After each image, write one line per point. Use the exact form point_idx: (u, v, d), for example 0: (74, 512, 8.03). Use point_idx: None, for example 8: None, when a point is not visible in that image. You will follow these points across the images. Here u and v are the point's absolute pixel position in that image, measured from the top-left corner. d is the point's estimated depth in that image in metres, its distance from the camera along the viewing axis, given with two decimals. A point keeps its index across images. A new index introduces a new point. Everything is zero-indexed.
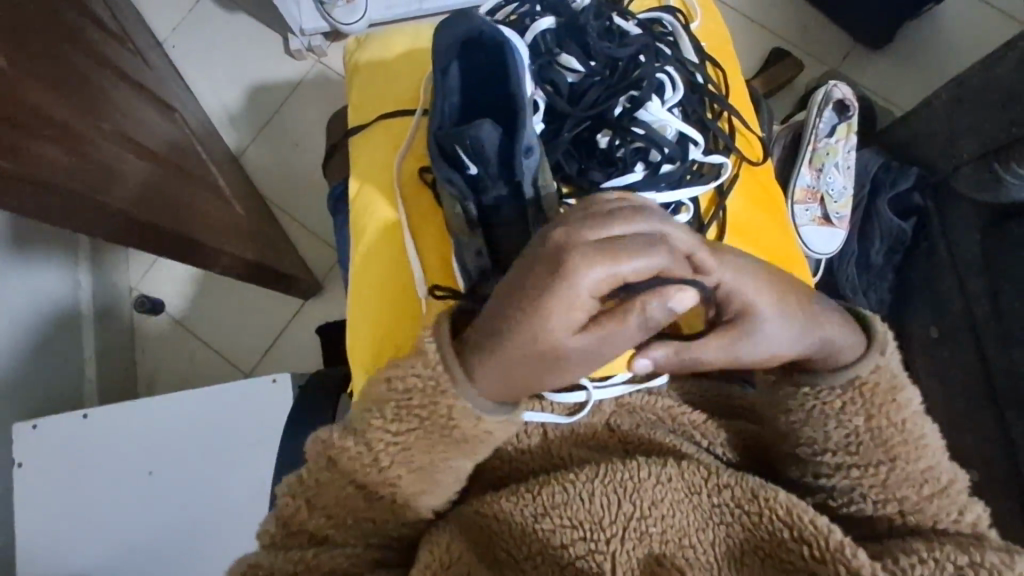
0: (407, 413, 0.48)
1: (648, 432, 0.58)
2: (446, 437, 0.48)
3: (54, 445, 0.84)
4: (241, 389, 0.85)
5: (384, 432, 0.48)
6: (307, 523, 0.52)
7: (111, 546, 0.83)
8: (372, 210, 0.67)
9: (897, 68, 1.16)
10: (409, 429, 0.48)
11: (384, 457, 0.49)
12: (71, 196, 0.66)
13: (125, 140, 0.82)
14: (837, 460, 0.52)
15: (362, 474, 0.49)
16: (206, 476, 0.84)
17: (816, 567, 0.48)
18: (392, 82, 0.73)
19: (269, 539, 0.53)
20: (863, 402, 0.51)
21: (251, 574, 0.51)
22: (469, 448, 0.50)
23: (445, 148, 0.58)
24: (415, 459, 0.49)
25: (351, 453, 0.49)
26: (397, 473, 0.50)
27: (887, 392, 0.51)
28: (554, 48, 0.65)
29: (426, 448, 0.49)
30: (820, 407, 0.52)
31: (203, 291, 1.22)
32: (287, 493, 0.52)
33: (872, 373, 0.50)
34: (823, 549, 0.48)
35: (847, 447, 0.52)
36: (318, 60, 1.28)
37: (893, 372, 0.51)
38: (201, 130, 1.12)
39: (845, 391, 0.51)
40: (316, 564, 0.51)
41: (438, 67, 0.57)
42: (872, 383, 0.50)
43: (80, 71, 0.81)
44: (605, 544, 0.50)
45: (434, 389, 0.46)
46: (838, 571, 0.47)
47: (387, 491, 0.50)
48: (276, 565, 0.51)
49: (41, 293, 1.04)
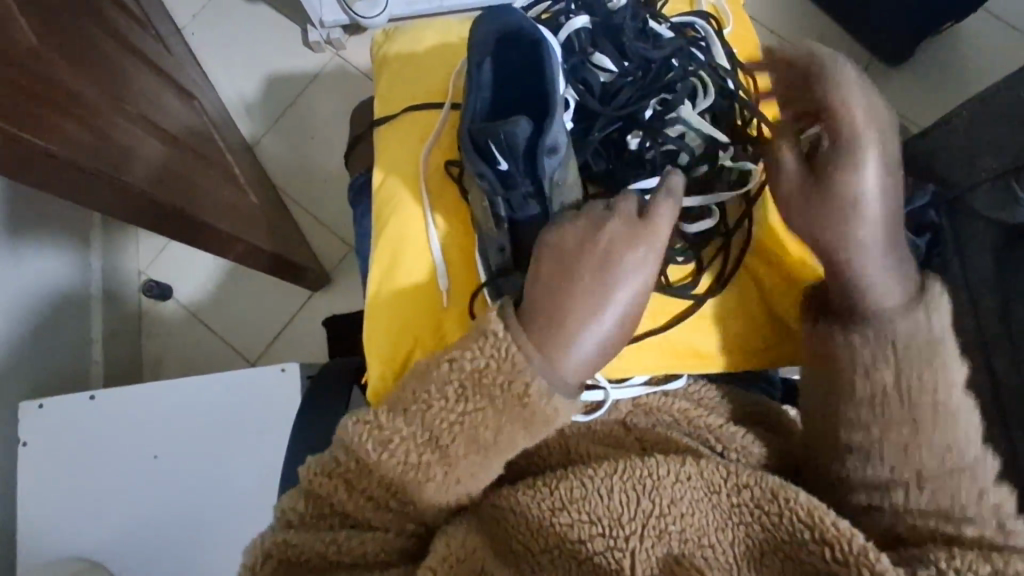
0: (475, 394, 0.52)
1: (664, 430, 0.59)
2: (518, 416, 0.52)
3: (60, 425, 0.84)
4: (251, 377, 0.85)
5: (448, 415, 0.52)
6: (345, 504, 0.54)
7: (114, 528, 0.83)
8: (396, 200, 0.67)
9: (915, 84, 1.16)
10: (477, 408, 0.52)
11: (445, 437, 0.52)
12: (93, 176, 0.66)
13: (146, 123, 0.82)
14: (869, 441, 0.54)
15: (417, 455, 0.52)
16: (213, 462, 0.84)
17: (836, 570, 0.48)
18: (422, 75, 0.73)
19: (297, 517, 0.54)
20: (898, 352, 0.53)
21: (276, 553, 0.52)
22: (534, 427, 0.53)
23: (477, 142, 0.57)
24: (478, 441, 0.52)
25: (405, 436, 0.52)
26: (456, 453, 0.52)
27: (928, 351, 0.53)
28: (588, 47, 0.65)
29: (494, 425, 0.52)
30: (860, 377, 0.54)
31: (212, 278, 1.22)
32: (320, 471, 0.54)
33: (913, 327, 0.53)
34: (844, 551, 0.48)
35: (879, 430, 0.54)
36: (337, 53, 1.28)
37: (937, 330, 0.54)
38: (217, 117, 1.12)
39: (881, 346, 0.54)
40: (347, 546, 0.52)
41: (472, 61, 0.57)
42: (914, 338, 0.53)
43: (104, 53, 0.80)
44: (625, 541, 0.50)
45: (512, 367, 0.51)
46: (860, 573, 0.47)
47: (442, 469, 0.52)
48: (305, 543, 0.52)
49: (51, 273, 1.04)
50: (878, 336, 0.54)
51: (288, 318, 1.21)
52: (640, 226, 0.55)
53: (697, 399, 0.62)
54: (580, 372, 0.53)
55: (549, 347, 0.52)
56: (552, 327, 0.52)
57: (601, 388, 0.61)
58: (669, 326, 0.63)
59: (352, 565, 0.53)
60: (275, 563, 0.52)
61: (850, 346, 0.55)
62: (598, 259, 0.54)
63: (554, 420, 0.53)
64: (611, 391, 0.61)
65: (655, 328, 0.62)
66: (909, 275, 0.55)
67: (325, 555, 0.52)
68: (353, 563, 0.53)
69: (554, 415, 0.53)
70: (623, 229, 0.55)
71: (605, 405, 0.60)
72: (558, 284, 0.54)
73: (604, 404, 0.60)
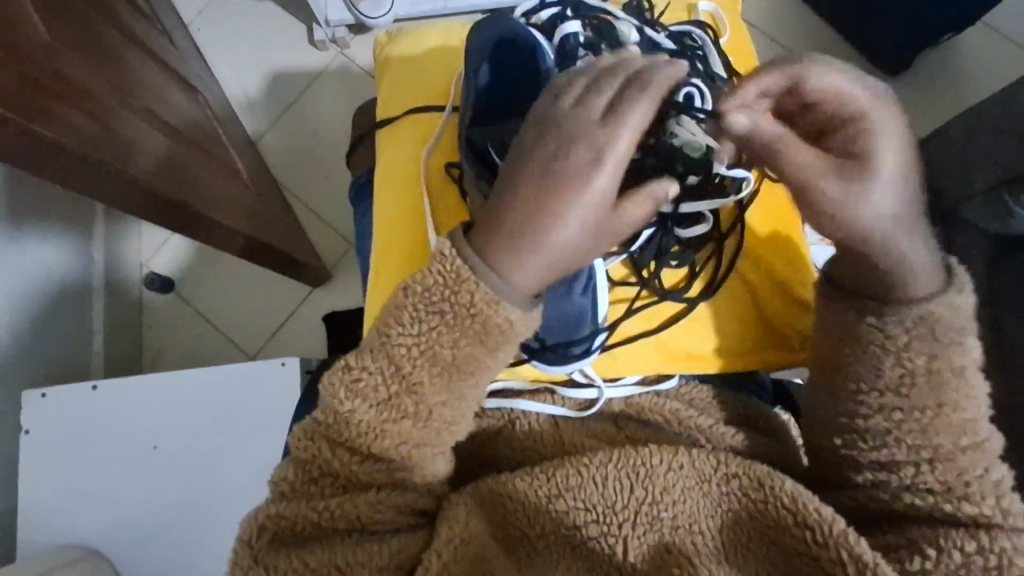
0: (428, 312, 0.50)
1: (655, 432, 0.60)
2: (471, 328, 0.50)
3: (60, 413, 0.85)
4: (251, 370, 0.87)
5: (403, 339, 0.51)
6: (333, 466, 0.53)
7: (112, 516, 0.84)
8: (397, 196, 0.69)
9: (913, 93, 1.18)
10: (432, 325, 0.51)
11: (407, 365, 0.51)
12: (99, 169, 0.67)
13: (151, 117, 0.83)
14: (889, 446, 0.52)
15: (385, 389, 0.51)
16: (211, 453, 0.85)
17: (818, 552, 0.49)
18: (422, 78, 0.74)
19: (287, 484, 0.54)
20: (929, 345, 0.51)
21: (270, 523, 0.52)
22: (491, 342, 0.51)
23: (476, 145, 0.60)
24: (438, 362, 0.51)
25: (372, 372, 0.51)
26: (421, 379, 0.51)
27: (952, 331, 0.51)
28: (579, 52, 0.63)
29: (449, 342, 0.51)
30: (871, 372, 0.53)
31: (214, 271, 1.24)
32: (303, 437, 0.54)
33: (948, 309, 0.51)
34: (826, 535, 0.49)
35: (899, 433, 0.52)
36: (341, 51, 1.29)
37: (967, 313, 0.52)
38: (221, 113, 1.13)
39: (914, 325, 0.51)
40: (341, 512, 0.52)
41: (469, 67, 0.59)
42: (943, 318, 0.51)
43: (111, 47, 0.82)
44: (618, 527, 0.51)
45: (457, 279, 0.49)
46: (840, 556, 0.48)
47: (411, 400, 0.52)
48: (297, 516, 0.52)
49: (54, 263, 1.05)
50: (906, 317, 0.51)
51: (289, 312, 1.22)
52: (602, 122, 0.47)
53: (688, 401, 0.63)
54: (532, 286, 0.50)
55: (500, 261, 0.49)
56: (506, 242, 0.48)
57: (595, 386, 0.62)
58: (661, 329, 0.64)
59: (349, 529, 0.53)
60: (270, 536, 0.51)
61: (881, 326, 0.52)
62: (551, 165, 0.47)
63: (509, 333, 0.51)
64: (605, 389, 0.61)
65: (648, 332, 0.64)
66: (937, 257, 0.52)
67: (319, 523, 0.52)
68: (348, 527, 0.53)
69: (508, 327, 0.50)
70: (585, 125, 0.47)
71: (597, 404, 0.61)
72: (509, 192, 0.48)
73: (597, 402, 0.61)
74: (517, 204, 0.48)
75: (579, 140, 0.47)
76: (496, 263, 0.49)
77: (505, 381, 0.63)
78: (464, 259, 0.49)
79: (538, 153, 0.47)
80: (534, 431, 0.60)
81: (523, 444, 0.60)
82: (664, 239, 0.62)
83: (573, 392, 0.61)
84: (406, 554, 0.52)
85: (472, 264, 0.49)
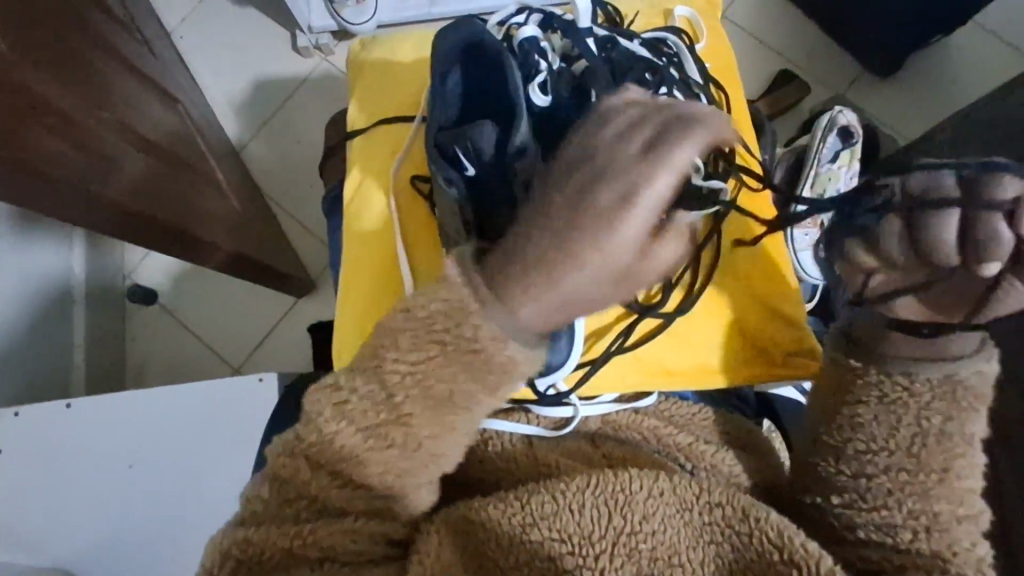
0: (426, 341, 0.46)
1: (633, 449, 0.58)
2: (471, 362, 0.46)
3: (35, 432, 0.83)
4: (229, 387, 0.85)
5: (399, 365, 0.47)
6: (304, 486, 0.51)
7: (85, 538, 0.82)
8: (368, 213, 0.67)
9: (904, 95, 1.16)
10: (429, 356, 0.46)
11: (399, 393, 0.48)
12: (65, 183, 0.66)
13: (125, 130, 0.81)
14: (891, 461, 0.53)
15: (373, 416, 0.48)
16: (187, 471, 0.83)
17: None
18: (395, 89, 0.72)
19: (258, 507, 0.52)
20: (948, 387, 0.52)
21: (243, 549, 0.50)
22: (490, 382, 0.47)
23: (444, 148, 0.57)
24: (432, 395, 0.47)
25: (362, 395, 0.48)
26: (412, 410, 0.48)
27: (973, 396, 0.52)
28: (536, 58, 0.61)
29: (447, 376, 0.47)
30: (910, 401, 0.53)
31: (197, 282, 1.22)
32: (282, 453, 0.51)
33: (974, 376, 0.52)
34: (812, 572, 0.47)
35: (909, 448, 0.52)
36: (325, 58, 1.27)
37: (989, 379, 0.52)
38: (203, 123, 1.11)
39: (939, 385, 0.52)
40: (313, 538, 0.50)
41: (438, 71, 0.57)
42: (970, 384, 0.52)
43: (85, 58, 0.80)
44: (594, 560, 0.49)
45: (459, 311, 0.45)
46: None
47: (400, 431, 0.48)
48: (267, 541, 0.50)
49: (34, 276, 1.03)
50: (934, 376, 0.52)
51: (273, 323, 1.20)
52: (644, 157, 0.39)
53: (668, 417, 0.62)
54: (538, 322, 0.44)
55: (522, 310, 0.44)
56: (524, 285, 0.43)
57: (571, 405, 0.60)
58: (640, 344, 0.62)
59: (321, 559, 0.51)
60: (233, 566, 0.50)
61: (910, 381, 0.53)
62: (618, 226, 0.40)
63: (513, 374, 0.46)
64: (580, 408, 0.60)
65: (627, 347, 0.62)
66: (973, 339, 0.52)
67: (288, 549, 0.50)
68: (319, 555, 0.51)
69: (511, 366, 0.46)
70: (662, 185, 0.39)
71: (573, 423, 0.59)
72: (560, 248, 0.41)
73: (572, 420, 0.60)
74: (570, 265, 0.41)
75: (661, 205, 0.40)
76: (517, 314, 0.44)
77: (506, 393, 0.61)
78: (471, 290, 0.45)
79: (567, 209, 0.41)
80: (510, 451, 0.58)
81: (497, 466, 0.58)
82: None
83: (547, 410, 0.60)
84: None
85: (480, 296, 0.45)
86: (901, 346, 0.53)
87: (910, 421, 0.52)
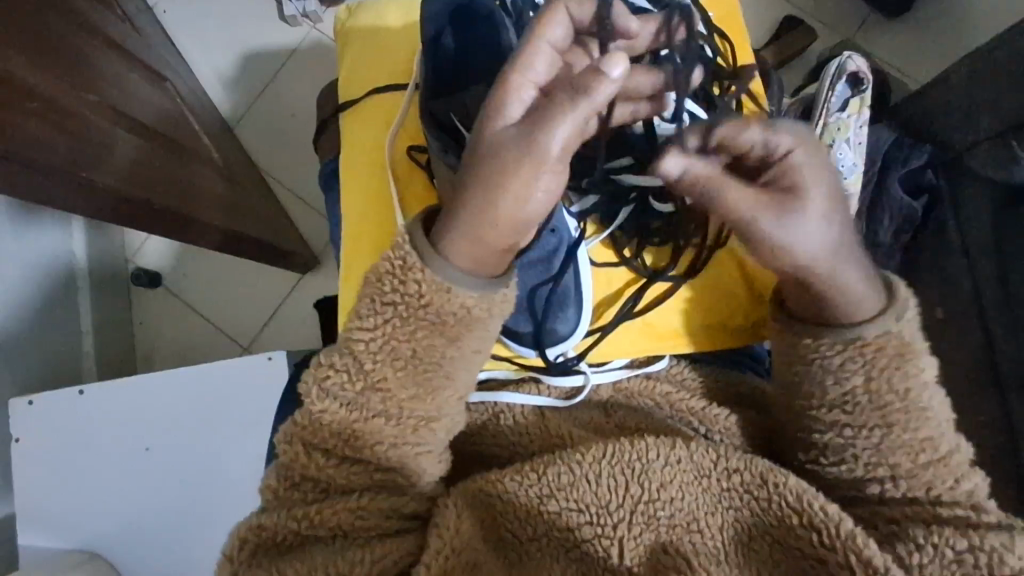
0: (382, 303, 0.50)
1: (646, 415, 0.59)
2: (426, 319, 0.49)
3: (52, 420, 0.84)
4: (237, 367, 0.84)
5: (362, 333, 0.50)
6: (311, 469, 0.52)
7: (110, 521, 0.84)
8: (365, 187, 0.66)
9: (913, 37, 1.12)
10: (385, 319, 0.50)
11: (369, 361, 0.50)
12: (54, 172, 0.64)
13: (113, 113, 0.79)
14: (834, 417, 0.53)
15: (350, 387, 0.51)
16: (204, 453, 0.84)
17: (826, 554, 0.47)
18: (385, 56, 0.70)
19: (272, 494, 0.53)
20: (863, 353, 0.52)
21: (256, 535, 0.50)
22: (452, 332, 0.50)
23: (439, 117, 0.56)
24: (399, 356, 0.50)
25: (336, 368, 0.51)
26: (384, 375, 0.50)
27: (889, 359, 0.52)
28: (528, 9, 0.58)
29: (406, 335, 0.50)
30: (824, 362, 0.53)
31: (201, 263, 1.21)
32: (285, 441, 0.53)
33: (882, 337, 0.51)
34: (833, 536, 0.47)
35: (844, 405, 0.53)
36: (314, 26, 1.23)
37: (904, 338, 0.52)
38: (192, 100, 1.08)
39: (846, 348, 0.52)
40: (321, 519, 0.50)
41: (428, 36, 0.56)
42: (883, 345, 0.51)
43: (65, 40, 0.77)
44: (613, 529, 0.49)
45: (403, 268, 0.48)
46: (849, 559, 0.47)
47: (377, 397, 0.51)
48: (280, 527, 0.50)
49: (40, 264, 1.02)
50: (841, 338, 0.52)
51: (280, 301, 1.20)
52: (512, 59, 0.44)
53: (681, 381, 0.62)
54: (471, 259, 0.48)
55: (456, 252, 0.48)
56: (449, 218, 0.47)
57: (582, 372, 0.60)
58: (648, 310, 0.61)
59: (333, 535, 0.51)
60: (251, 549, 0.50)
61: (816, 350, 0.53)
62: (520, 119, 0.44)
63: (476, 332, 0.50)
64: (592, 375, 0.60)
65: (636, 312, 0.61)
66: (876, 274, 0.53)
67: (300, 532, 0.50)
68: (331, 534, 0.51)
69: (466, 314, 0.49)
70: (558, 69, 0.44)
71: (584, 392, 0.59)
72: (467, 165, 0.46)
73: (583, 389, 0.60)
74: (478, 169, 0.45)
75: (557, 87, 0.43)
76: (454, 255, 0.48)
77: (491, 372, 0.62)
78: (413, 245, 0.48)
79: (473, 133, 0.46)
80: (522, 424, 0.58)
81: (511, 440, 0.58)
82: (645, 215, 0.60)
83: (559, 380, 0.59)
84: (393, 557, 0.50)
85: (418, 247, 0.48)
86: (814, 311, 0.53)
87: (834, 385, 0.53)
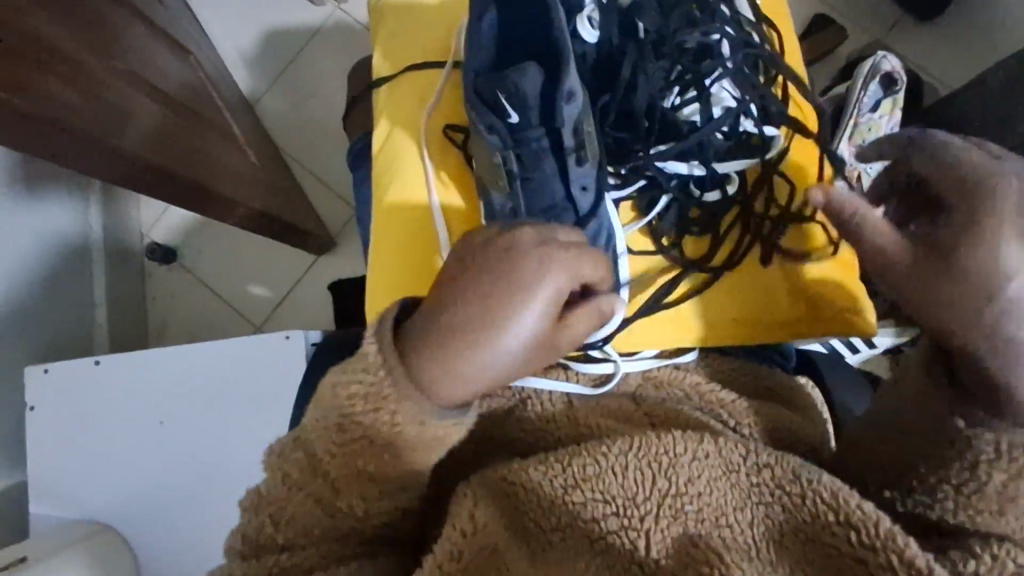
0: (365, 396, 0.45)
1: (673, 405, 0.57)
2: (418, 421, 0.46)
3: (65, 387, 0.84)
4: (252, 344, 0.83)
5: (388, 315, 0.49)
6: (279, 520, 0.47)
7: (121, 493, 0.83)
8: (399, 163, 0.65)
9: (945, 40, 1.10)
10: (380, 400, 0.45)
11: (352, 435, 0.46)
12: (81, 137, 0.64)
13: (138, 81, 0.78)
14: (943, 487, 0.48)
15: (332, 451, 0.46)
16: (215, 428, 0.83)
17: (865, 554, 0.46)
18: (420, 33, 0.69)
19: None
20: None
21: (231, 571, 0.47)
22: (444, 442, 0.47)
23: (484, 95, 0.54)
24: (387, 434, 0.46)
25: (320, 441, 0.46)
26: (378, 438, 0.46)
27: None
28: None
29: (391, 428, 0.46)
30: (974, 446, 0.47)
31: (216, 239, 1.20)
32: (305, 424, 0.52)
33: None
34: (872, 536, 0.46)
35: (963, 485, 0.47)
36: (338, 6, 1.22)
37: None
38: (214, 74, 1.08)
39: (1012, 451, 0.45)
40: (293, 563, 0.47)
41: (473, 15, 0.54)
42: None
43: (92, 5, 0.76)
44: (639, 520, 0.48)
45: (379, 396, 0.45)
46: (889, 558, 0.45)
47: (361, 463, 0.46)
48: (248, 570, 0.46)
49: (54, 233, 1.02)
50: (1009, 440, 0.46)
51: (293, 281, 1.19)
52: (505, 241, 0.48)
53: (712, 374, 0.62)
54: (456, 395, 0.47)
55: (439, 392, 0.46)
56: (435, 360, 0.46)
57: (612, 361, 0.60)
58: (682, 301, 0.61)
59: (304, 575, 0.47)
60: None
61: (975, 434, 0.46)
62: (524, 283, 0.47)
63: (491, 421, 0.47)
64: (621, 363, 0.60)
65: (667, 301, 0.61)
66: None
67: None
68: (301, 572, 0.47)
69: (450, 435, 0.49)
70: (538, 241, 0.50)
71: (614, 378, 0.59)
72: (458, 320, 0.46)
73: (613, 376, 0.59)
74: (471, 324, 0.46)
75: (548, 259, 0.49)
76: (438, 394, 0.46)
77: None
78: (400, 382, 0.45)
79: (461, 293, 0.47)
80: (548, 411, 0.57)
81: (536, 427, 0.57)
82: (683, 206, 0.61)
83: (584, 366, 0.59)
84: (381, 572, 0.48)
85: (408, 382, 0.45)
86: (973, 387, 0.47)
87: (962, 465, 0.47)
